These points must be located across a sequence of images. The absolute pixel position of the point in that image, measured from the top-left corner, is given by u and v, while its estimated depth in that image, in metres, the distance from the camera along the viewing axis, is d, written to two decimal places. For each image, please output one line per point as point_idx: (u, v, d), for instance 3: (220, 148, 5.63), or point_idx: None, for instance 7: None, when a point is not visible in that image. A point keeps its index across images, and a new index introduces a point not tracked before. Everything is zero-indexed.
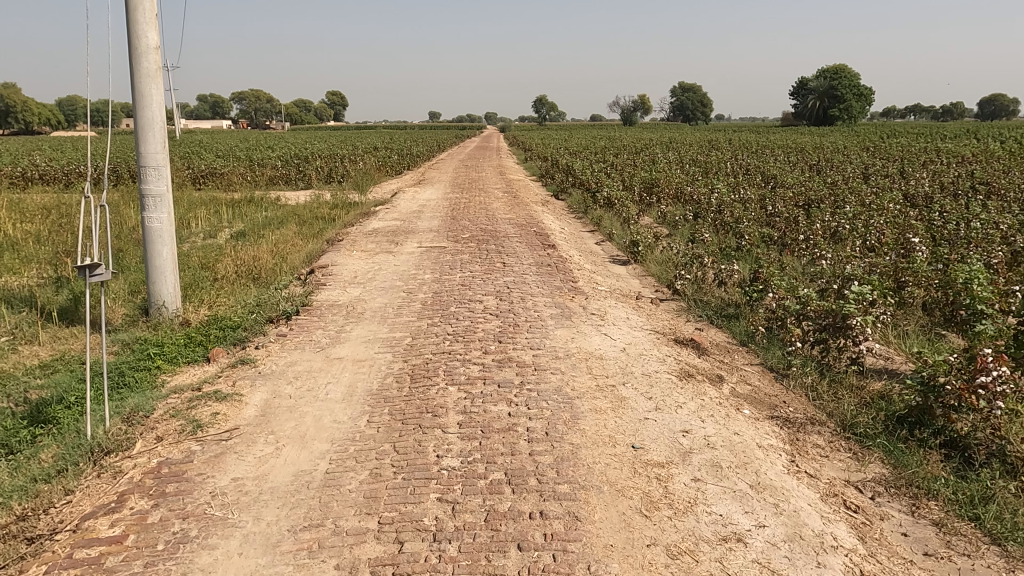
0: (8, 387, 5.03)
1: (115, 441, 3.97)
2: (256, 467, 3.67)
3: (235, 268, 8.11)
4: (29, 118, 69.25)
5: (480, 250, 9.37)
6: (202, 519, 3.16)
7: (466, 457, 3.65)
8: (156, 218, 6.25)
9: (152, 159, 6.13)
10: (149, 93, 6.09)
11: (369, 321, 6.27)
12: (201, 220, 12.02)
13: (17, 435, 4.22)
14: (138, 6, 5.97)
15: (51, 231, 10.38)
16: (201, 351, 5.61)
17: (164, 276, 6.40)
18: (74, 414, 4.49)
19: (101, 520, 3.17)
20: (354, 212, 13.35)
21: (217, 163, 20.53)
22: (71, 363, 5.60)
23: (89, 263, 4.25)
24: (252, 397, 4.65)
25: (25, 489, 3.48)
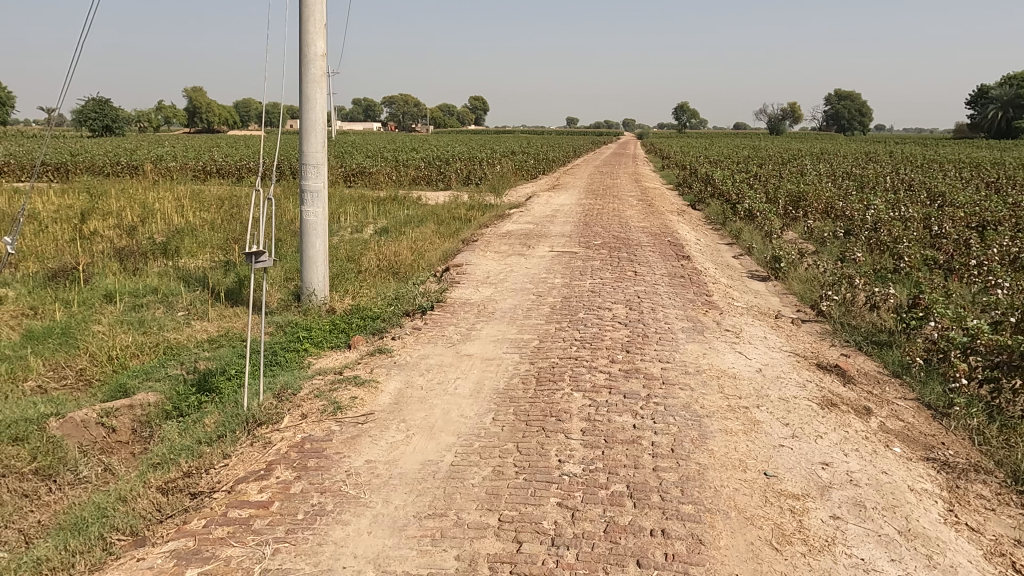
0: (183, 357, 5.69)
1: (267, 414, 4.35)
2: (387, 451, 3.86)
3: (377, 262, 8.60)
4: (212, 119, 77.50)
5: (611, 257, 9.29)
6: (337, 495, 3.37)
7: (587, 465, 3.63)
8: (312, 211, 6.76)
9: (312, 158, 6.65)
10: (314, 97, 6.62)
11: (499, 322, 6.40)
12: (350, 216, 12.90)
13: (187, 400, 4.81)
14: (311, 16, 6.51)
15: (225, 220, 11.56)
16: (344, 338, 6.02)
17: (315, 266, 6.91)
18: (234, 385, 4.98)
19: (252, 485, 3.48)
20: (489, 214, 13.73)
21: (366, 163, 21.90)
22: (234, 339, 6.21)
23: (256, 250, 4.68)
24: (387, 385, 4.91)
25: (191, 452, 3.92)
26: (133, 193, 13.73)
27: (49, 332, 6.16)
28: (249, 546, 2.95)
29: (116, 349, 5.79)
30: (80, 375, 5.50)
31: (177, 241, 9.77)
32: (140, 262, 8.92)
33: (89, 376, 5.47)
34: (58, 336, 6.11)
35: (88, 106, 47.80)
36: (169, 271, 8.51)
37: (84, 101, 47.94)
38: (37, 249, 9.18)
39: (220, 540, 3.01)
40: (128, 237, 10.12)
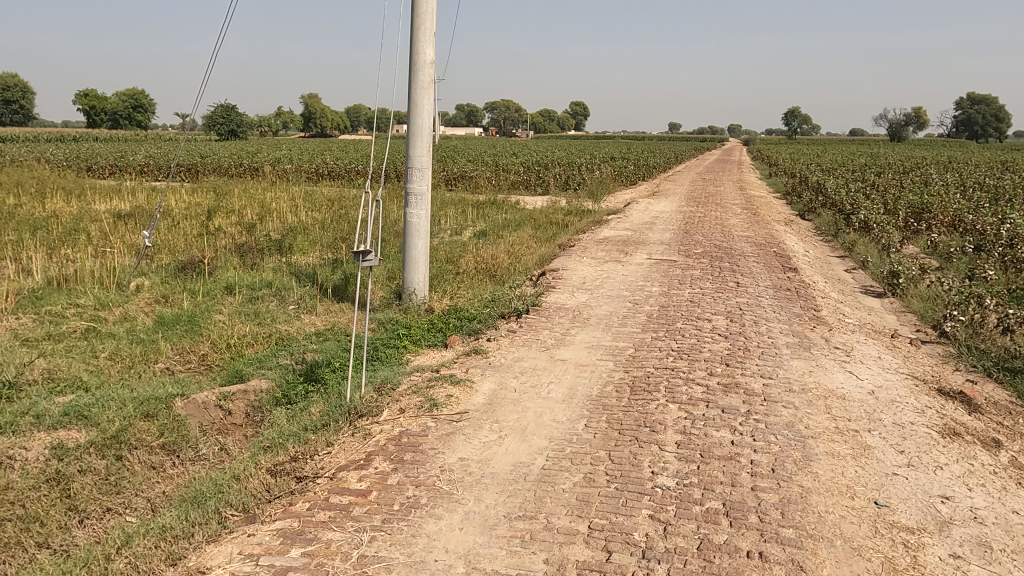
0: (293, 348, 6.04)
1: (367, 407, 4.54)
2: (480, 451, 3.93)
3: (475, 264, 8.78)
4: (325, 124, 81.65)
5: (712, 266, 9.01)
6: (431, 489, 3.47)
7: (682, 479, 3.54)
8: (416, 213, 6.99)
9: (417, 161, 6.88)
10: (421, 103, 6.84)
11: (594, 328, 6.36)
12: (450, 218, 13.24)
13: (295, 389, 5.11)
14: (421, 25, 6.74)
15: (334, 219, 12.17)
16: (441, 337, 6.19)
17: (416, 267, 7.14)
18: (338, 377, 5.24)
19: (352, 473, 3.65)
20: (587, 219, 13.67)
21: (467, 167, 22.38)
22: (339, 333, 6.53)
23: (363, 249, 4.90)
24: (482, 385, 4.99)
25: (298, 438, 4.16)
26: (253, 193, 14.72)
27: (177, 318, 6.73)
28: (348, 531, 3.08)
29: (234, 338, 6.23)
30: (202, 360, 5.97)
31: (290, 238, 10.39)
32: (257, 257, 9.55)
33: (210, 361, 5.93)
34: (185, 322, 6.66)
35: (216, 111, 51.61)
36: (282, 266, 9.06)
37: (212, 107, 51.80)
38: (169, 243, 10.04)
39: (322, 523, 3.17)
40: (247, 233, 10.85)
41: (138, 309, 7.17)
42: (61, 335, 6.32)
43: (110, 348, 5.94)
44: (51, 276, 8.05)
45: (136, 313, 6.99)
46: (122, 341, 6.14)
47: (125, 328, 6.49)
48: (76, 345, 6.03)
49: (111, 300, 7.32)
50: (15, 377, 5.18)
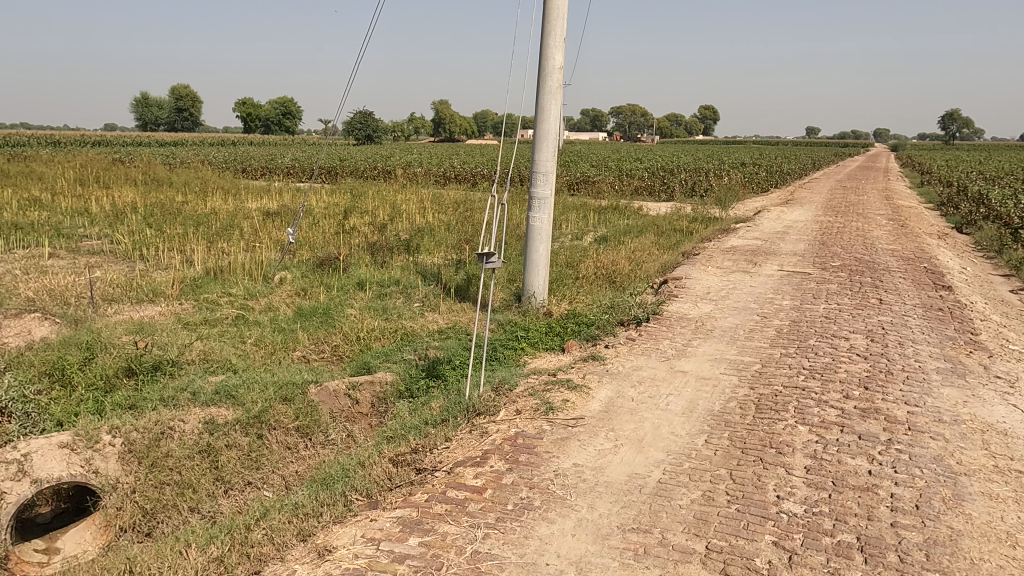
0: (417, 344, 6.30)
1: (485, 405, 4.65)
2: (595, 458, 3.90)
3: (596, 269, 8.73)
4: (454, 129, 84.32)
5: (851, 281, 8.39)
6: (544, 493, 3.48)
7: (810, 507, 3.31)
8: (538, 217, 7.07)
9: (542, 166, 6.95)
10: (548, 108, 6.90)
11: (717, 340, 6.12)
12: (572, 223, 13.26)
13: (417, 384, 5.32)
14: (552, 31, 6.80)
15: (459, 221, 12.54)
16: (559, 341, 6.21)
17: (537, 270, 7.21)
18: (457, 374, 5.40)
19: (468, 469, 3.74)
20: (713, 227, 13.17)
21: (590, 172, 22.30)
22: (460, 332, 6.73)
23: (488, 251, 5.02)
24: (599, 392, 4.94)
25: (418, 431, 4.36)
26: (385, 194, 15.50)
27: (314, 311, 7.21)
28: (462, 526, 3.16)
29: (363, 331, 6.59)
30: (334, 350, 6.36)
31: (418, 238, 10.83)
32: (387, 255, 10.05)
33: (342, 351, 6.31)
34: (321, 314, 7.13)
35: (355, 117, 54.88)
36: (410, 265, 9.46)
37: (352, 114, 55.21)
38: (310, 240, 10.80)
39: (439, 515, 3.27)
40: (379, 233, 11.43)
41: (280, 300, 7.77)
42: (215, 320, 6.98)
43: (255, 335, 6.48)
44: (209, 266, 8.90)
45: (278, 304, 7.57)
46: (266, 329, 6.68)
47: (269, 317, 7.05)
48: (227, 330, 6.63)
49: (259, 291, 7.99)
50: (178, 356, 5.77)
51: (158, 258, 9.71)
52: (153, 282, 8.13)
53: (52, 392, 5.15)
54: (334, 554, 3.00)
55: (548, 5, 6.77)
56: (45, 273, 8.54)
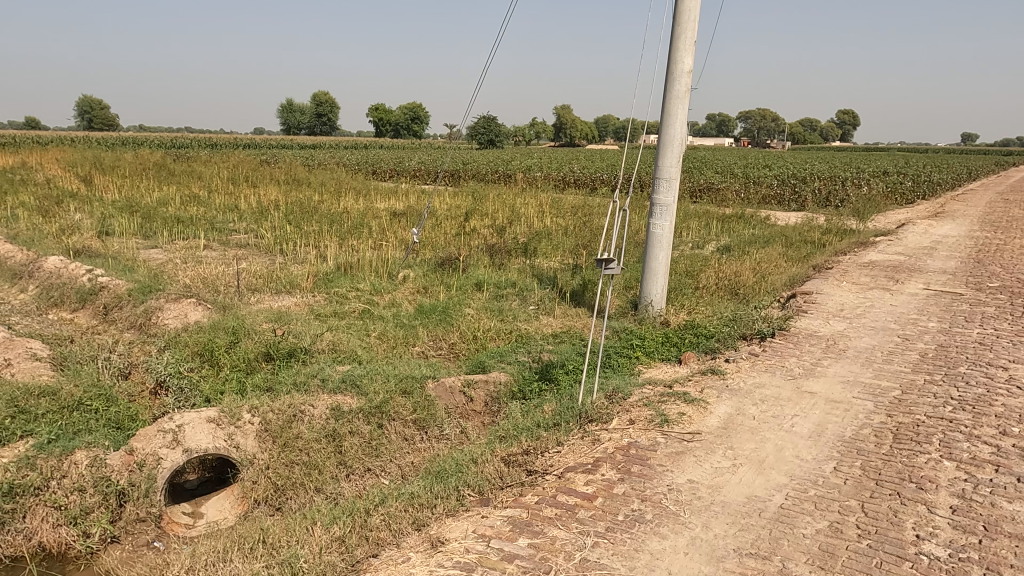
0: (531, 346, 6.37)
1: (597, 412, 4.61)
2: (711, 475, 3.75)
3: (718, 279, 8.42)
4: (575, 134, 84.33)
5: (1012, 304, 7.53)
6: (657, 507, 3.40)
7: (956, 551, 3.00)
8: (659, 224, 6.92)
9: (665, 172, 6.80)
10: (675, 112, 6.74)
11: (851, 362, 5.70)
12: (693, 231, 12.87)
13: (530, 386, 5.37)
14: (682, 34, 6.64)
15: (577, 226, 12.52)
16: (675, 352, 6.05)
17: (655, 278, 7.07)
18: (570, 379, 5.40)
19: (579, 476, 3.73)
20: (849, 240, 12.29)
21: (715, 179, 21.53)
22: (574, 337, 6.72)
23: (607, 257, 4.97)
24: (717, 407, 4.76)
25: (530, 433, 4.41)
26: (505, 198, 15.78)
27: (434, 308, 7.47)
28: (572, 532, 3.15)
29: (480, 331, 6.74)
30: (451, 348, 6.57)
31: (535, 242, 10.94)
32: (505, 257, 10.24)
33: (458, 349, 6.50)
34: (440, 312, 7.38)
35: (479, 122, 56.32)
36: (527, 268, 9.57)
37: (476, 120, 56.71)
38: (432, 240, 11.21)
39: (548, 519, 3.28)
40: (498, 235, 11.66)
41: (403, 296, 8.12)
42: (343, 313, 7.41)
43: (379, 329, 6.82)
44: (340, 261, 9.46)
45: (401, 300, 7.91)
46: (389, 323, 7.01)
47: (392, 313, 7.39)
48: (354, 323, 7.02)
49: (384, 287, 8.40)
50: (310, 345, 6.19)
51: (296, 253, 10.46)
52: (291, 275, 8.77)
53: (203, 370, 5.69)
54: (446, 547, 3.09)
55: (678, 9, 6.62)
56: (201, 263, 9.47)
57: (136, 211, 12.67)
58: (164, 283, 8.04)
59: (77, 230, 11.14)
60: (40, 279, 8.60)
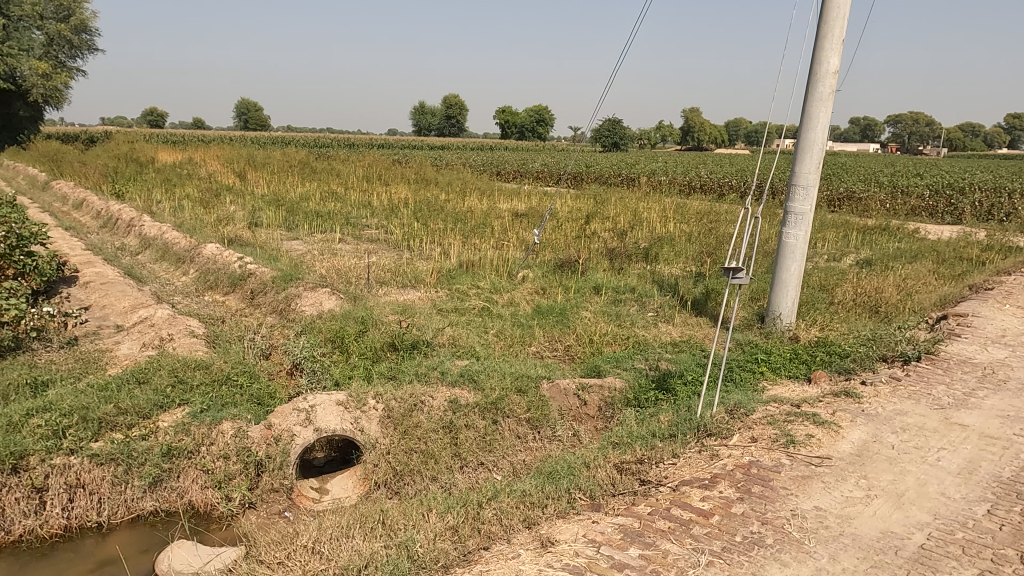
0: (649, 354, 6.24)
1: (717, 427, 4.45)
2: (841, 505, 3.50)
3: (856, 295, 7.84)
4: (703, 137, 81.51)
5: None
6: (779, 531, 3.22)
7: None
8: (793, 233, 6.54)
9: (803, 178, 6.42)
10: (816, 116, 6.35)
11: (1011, 395, 5.10)
12: (830, 242, 12.07)
13: (646, 394, 5.27)
14: (829, 32, 6.23)
15: (702, 232, 12.12)
16: (805, 370, 5.71)
17: (786, 290, 6.69)
18: (688, 390, 5.24)
19: (695, 491, 3.60)
20: (1015, 258, 11.00)
21: (856, 186, 20.03)
22: (694, 347, 6.51)
23: (734, 266, 4.75)
24: (850, 432, 4.43)
25: (645, 442, 4.33)
26: (628, 202, 15.55)
27: (551, 310, 7.51)
28: (686, 548, 3.06)
29: (597, 335, 6.69)
30: (567, 350, 6.58)
31: (657, 247, 10.71)
32: (625, 262, 10.10)
33: (574, 352, 6.50)
34: (558, 314, 7.40)
35: (604, 125, 55.89)
36: (647, 274, 9.39)
37: (602, 123, 56.32)
38: (553, 241, 11.28)
39: (661, 531, 3.20)
40: (618, 240, 11.52)
41: (522, 296, 8.23)
42: (464, 309, 7.62)
43: (497, 327, 6.95)
44: (463, 259, 9.74)
45: (519, 300, 8.02)
46: (506, 322, 7.13)
47: (510, 311, 7.51)
48: (474, 320, 7.21)
49: (503, 286, 8.55)
50: (432, 338, 6.42)
51: (422, 249, 10.90)
52: (416, 270, 9.15)
53: (334, 356, 6.07)
54: (556, 548, 3.10)
55: (825, 6, 6.22)
56: (336, 255, 10.11)
57: (282, 205, 13.73)
58: (303, 273, 8.65)
59: (231, 221, 12.24)
60: (200, 264, 9.55)
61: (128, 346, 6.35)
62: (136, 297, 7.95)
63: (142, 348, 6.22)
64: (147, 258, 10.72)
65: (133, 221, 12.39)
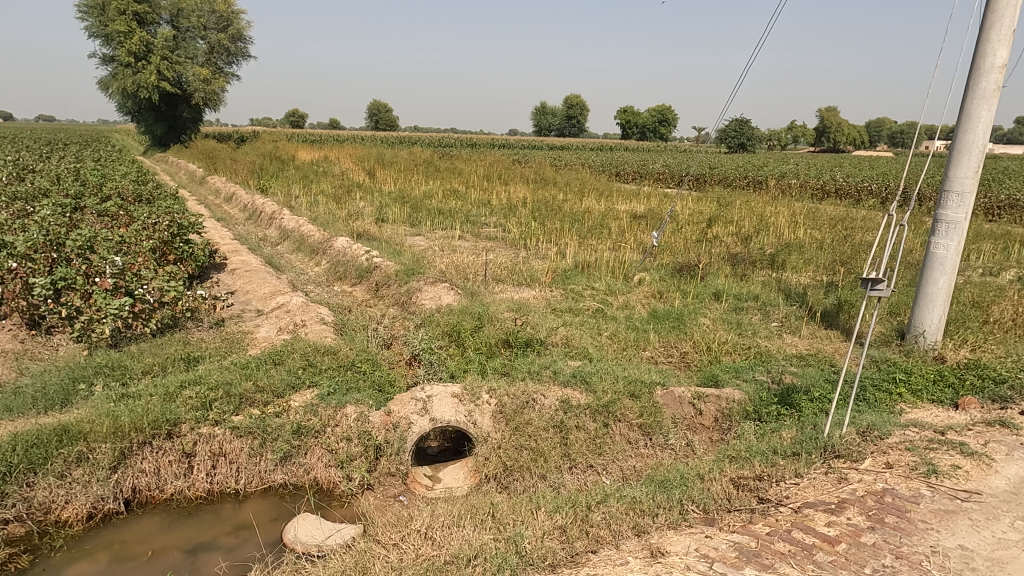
0: (772, 365, 5.93)
1: (847, 449, 4.15)
2: (991, 546, 3.15)
3: (1017, 315, 7.03)
4: (840, 138, 76.24)
5: None
6: (915, 568, 2.95)
7: None
8: (943, 244, 5.96)
9: (958, 184, 5.83)
10: (977, 114, 5.74)
11: None
12: (986, 255, 10.90)
13: (768, 408, 5.01)
14: (997, 21, 5.60)
15: (835, 240, 11.34)
16: (951, 395, 5.20)
17: (932, 306, 6.12)
18: (815, 408, 4.92)
19: (820, 515, 3.38)
20: None
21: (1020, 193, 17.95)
22: (823, 362, 6.11)
23: (874, 276, 4.39)
24: (1005, 467, 3.98)
25: (765, 458, 4.12)
26: (754, 205, 14.85)
27: (668, 314, 7.31)
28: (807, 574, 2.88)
29: (715, 343, 6.45)
30: (683, 356, 6.39)
31: (784, 254, 10.14)
32: (749, 268, 9.66)
33: (690, 359, 6.30)
34: (674, 319, 7.20)
35: (730, 125, 53.61)
36: (772, 281, 8.92)
37: (728, 123, 54.12)
38: (671, 244, 10.98)
39: (780, 553, 3.03)
40: (742, 245, 11.02)
41: (637, 299, 8.08)
42: (578, 310, 7.60)
43: (612, 329, 6.86)
44: (578, 259, 9.71)
45: (635, 303, 7.88)
46: (621, 325, 7.03)
47: (625, 314, 7.39)
48: (588, 321, 7.16)
49: (619, 288, 8.43)
50: (545, 337, 6.45)
51: (537, 249, 10.98)
52: (532, 269, 9.23)
53: (450, 349, 6.26)
54: (666, 559, 3.02)
55: None
56: (455, 252, 10.41)
57: (407, 202, 14.32)
58: (424, 267, 8.97)
59: (360, 216, 12.93)
60: (331, 256, 10.17)
61: (266, 329, 6.88)
62: (274, 284, 8.58)
63: (278, 332, 6.72)
64: (286, 249, 11.57)
65: (274, 214, 13.39)
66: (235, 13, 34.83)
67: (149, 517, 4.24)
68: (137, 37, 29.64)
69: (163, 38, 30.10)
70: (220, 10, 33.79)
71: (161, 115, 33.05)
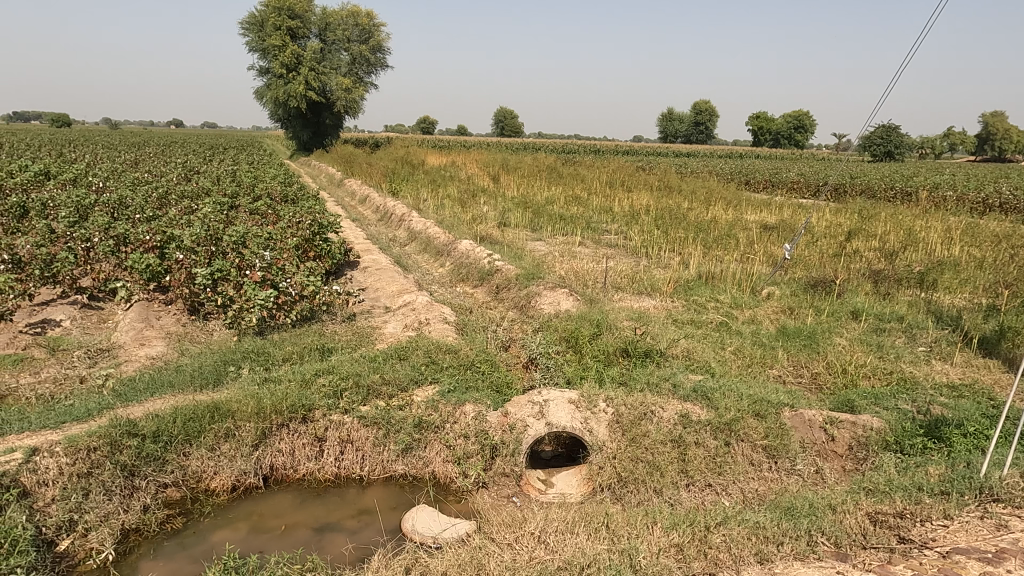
0: (918, 394, 5.43)
1: (1008, 492, 3.71)
2: None
3: None
4: (1007, 146, 68.46)
5: None
6: None
7: None
8: None
9: None
10: None
11: None
12: None
13: (911, 440, 4.59)
14: None
15: (998, 259, 10.20)
16: None
17: None
18: (968, 444, 4.45)
19: (973, 562, 3.03)
20: None
21: None
22: (979, 394, 5.51)
23: None
24: None
25: (907, 494, 3.79)
26: (901, 219, 13.67)
27: (799, 332, 6.89)
28: None
29: (852, 365, 6.00)
30: (814, 378, 6.00)
31: (935, 272, 9.26)
32: (893, 287, 8.91)
33: (822, 381, 5.91)
34: (806, 337, 6.78)
35: (876, 132, 49.67)
36: (921, 302, 8.16)
37: (874, 130, 50.23)
38: (805, 258, 10.36)
39: None
40: (886, 261, 10.18)
41: (766, 314, 7.70)
42: (701, 322, 7.35)
43: (736, 344, 6.58)
44: (703, 270, 9.40)
45: (762, 318, 7.51)
46: (747, 340, 6.71)
47: (751, 329, 7.06)
48: (711, 334, 6.91)
49: (745, 302, 8.07)
50: (665, 349, 6.29)
51: (660, 257, 10.74)
52: (653, 278, 9.04)
53: (567, 355, 6.26)
54: None
55: None
56: (575, 258, 10.42)
57: (529, 207, 14.50)
58: (544, 272, 9.04)
59: (484, 220, 13.26)
60: (455, 258, 10.50)
61: (393, 326, 7.22)
62: (402, 283, 8.99)
63: (404, 329, 7.03)
64: (413, 250, 12.09)
65: (404, 216, 14.03)
66: (376, 25, 36.90)
67: (284, 494, 4.57)
68: (290, 50, 32.20)
69: (311, 50, 32.51)
70: (363, 23, 35.96)
71: (308, 122, 35.63)
